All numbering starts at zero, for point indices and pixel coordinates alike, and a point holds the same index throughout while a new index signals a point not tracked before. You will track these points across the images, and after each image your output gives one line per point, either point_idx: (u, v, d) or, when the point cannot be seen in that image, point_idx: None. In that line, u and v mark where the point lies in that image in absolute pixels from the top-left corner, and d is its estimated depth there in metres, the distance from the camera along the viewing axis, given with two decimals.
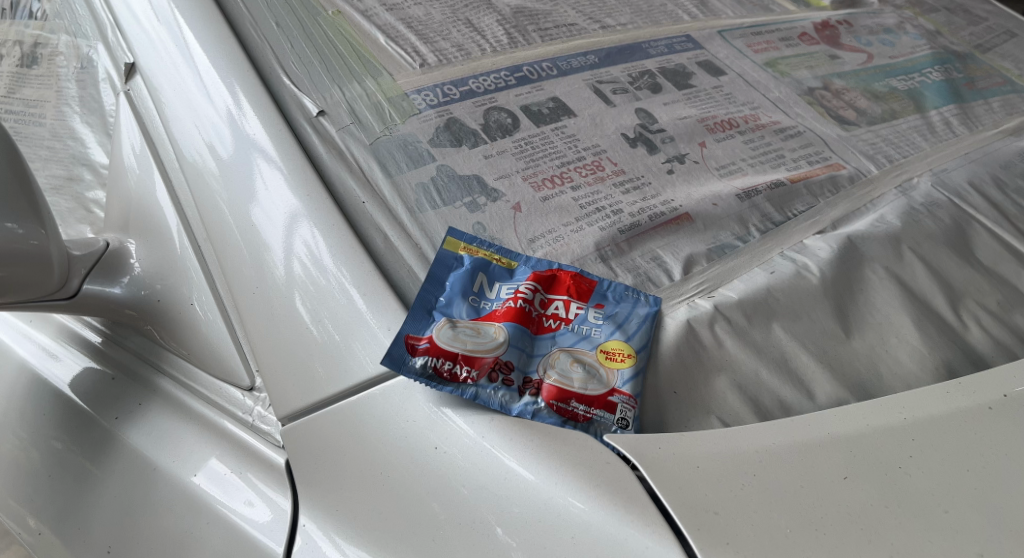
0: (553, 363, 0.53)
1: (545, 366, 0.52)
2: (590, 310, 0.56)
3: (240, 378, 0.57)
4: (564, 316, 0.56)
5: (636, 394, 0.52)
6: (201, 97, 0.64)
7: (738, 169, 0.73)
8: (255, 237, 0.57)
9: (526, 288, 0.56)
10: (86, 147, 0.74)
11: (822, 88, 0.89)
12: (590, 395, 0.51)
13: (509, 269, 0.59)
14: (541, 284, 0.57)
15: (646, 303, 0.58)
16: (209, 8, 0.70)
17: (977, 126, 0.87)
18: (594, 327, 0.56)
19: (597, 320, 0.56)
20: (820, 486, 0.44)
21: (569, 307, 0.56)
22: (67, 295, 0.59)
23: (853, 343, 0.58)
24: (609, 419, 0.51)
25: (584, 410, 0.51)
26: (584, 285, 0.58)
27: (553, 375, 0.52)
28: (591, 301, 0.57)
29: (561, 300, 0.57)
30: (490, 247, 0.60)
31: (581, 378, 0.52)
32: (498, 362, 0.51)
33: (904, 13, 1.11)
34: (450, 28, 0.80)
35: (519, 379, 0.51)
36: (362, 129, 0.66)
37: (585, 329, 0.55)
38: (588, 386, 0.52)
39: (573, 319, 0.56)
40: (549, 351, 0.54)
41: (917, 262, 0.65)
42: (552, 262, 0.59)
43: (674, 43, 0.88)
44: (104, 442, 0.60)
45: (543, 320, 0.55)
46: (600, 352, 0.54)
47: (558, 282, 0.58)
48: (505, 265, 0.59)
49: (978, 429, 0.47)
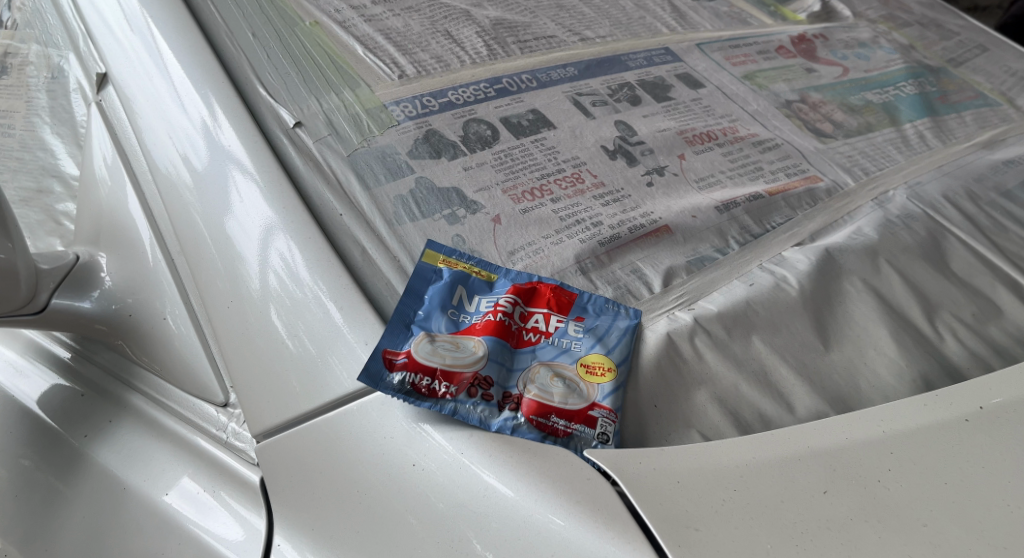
0: (534, 377, 0.52)
1: (526, 381, 0.52)
2: (570, 323, 0.56)
3: (214, 394, 0.56)
4: (544, 329, 0.55)
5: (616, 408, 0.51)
6: (175, 107, 0.63)
7: (717, 181, 0.73)
8: (229, 250, 0.56)
9: (505, 301, 0.56)
10: (56, 158, 0.72)
11: (799, 101, 0.90)
12: (571, 409, 0.51)
13: (488, 282, 0.58)
14: (521, 297, 0.57)
15: (627, 316, 0.57)
16: (184, 18, 0.69)
17: (950, 139, 0.88)
18: (574, 340, 0.55)
19: (578, 333, 0.55)
20: (800, 501, 0.44)
21: (549, 319, 0.56)
22: (35, 310, 0.58)
23: (831, 356, 0.58)
24: (589, 434, 0.50)
25: (564, 425, 0.50)
26: (564, 298, 0.57)
27: (534, 389, 0.51)
28: (571, 313, 0.57)
29: (541, 313, 0.56)
30: (469, 260, 0.59)
31: (562, 393, 0.51)
32: (478, 377, 0.51)
33: (878, 28, 1.13)
34: (429, 39, 0.79)
35: (498, 394, 0.51)
36: (339, 141, 0.65)
37: (565, 343, 0.55)
38: (569, 400, 0.51)
39: (554, 333, 0.55)
40: (529, 365, 0.53)
41: (894, 274, 0.66)
42: (532, 274, 0.59)
43: (653, 55, 0.88)
44: (74, 460, 0.58)
45: (522, 333, 0.55)
46: (580, 366, 0.54)
47: (538, 294, 0.57)
48: (484, 277, 0.58)
49: (956, 442, 0.47)
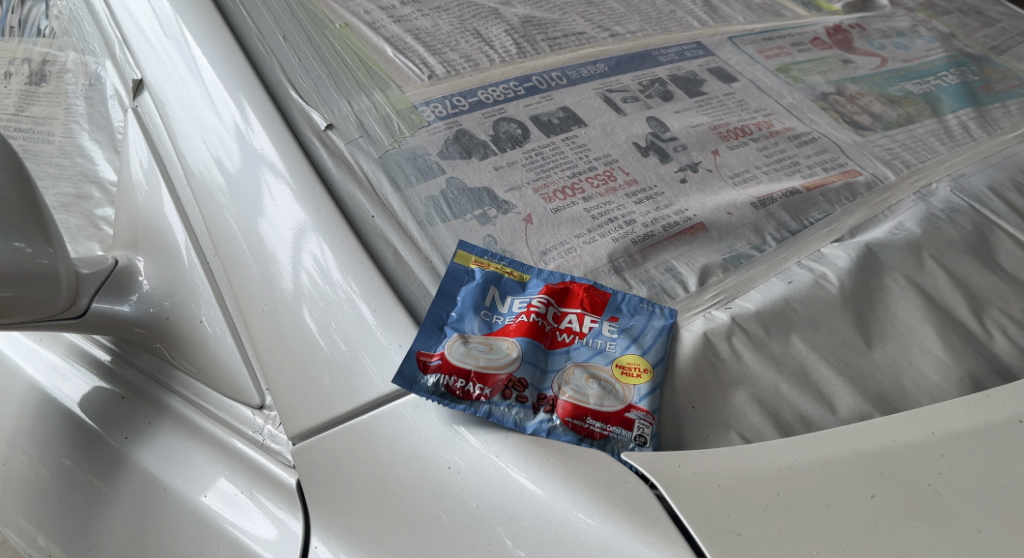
0: (568, 378, 0.51)
1: (560, 383, 0.51)
2: (604, 323, 0.55)
3: (250, 397, 0.56)
4: (578, 330, 0.55)
5: (653, 409, 0.51)
6: (209, 112, 0.64)
7: (752, 176, 0.71)
8: (263, 252, 0.57)
9: (539, 301, 0.55)
10: (95, 164, 0.73)
11: (836, 94, 0.88)
12: (607, 411, 0.50)
13: (521, 283, 0.58)
14: (554, 297, 0.56)
15: (663, 315, 0.56)
16: (216, 23, 0.70)
17: (994, 130, 0.86)
18: (609, 340, 0.54)
19: (613, 333, 0.55)
20: (847, 506, 0.43)
21: (583, 320, 0.55)
22: (76, 315, 0.59)
23: (874, 354, 0.57)
24: (626, 436, 0.49)
25: (600, 427, 0.49)
26: (598, 298, 0.57)
27: (568, 391, 0.51)
28: (605, 313, 0.56)
29: (575, 313, 0.56)
30: (501, 260, 0.59)
31: (598, 395, 0.51)
32: (512, 379, 0.50)
33: (917, 16, 1.10)
34: (458, 38, 0.79)
35: (533, 396, 0.50)
36: (369, 142, 0.65)
37: (599, 343, 0.54)
38: (604, 402, 0.50)
39: (588, 333, 0.55)
40: (563, 366, 0.52)
41: (938, 269, 0.64)
42: (564, 274, 0.58)
43: (684, 50, 0.87)
44: (114, 461, 0.59)
45: (556, 334, 0.54)
46: (616, 367, 0.53)
47: (571, 293, 0.57)
48: (518, 278, 0.58)
49: (1008, 444, 0.45)
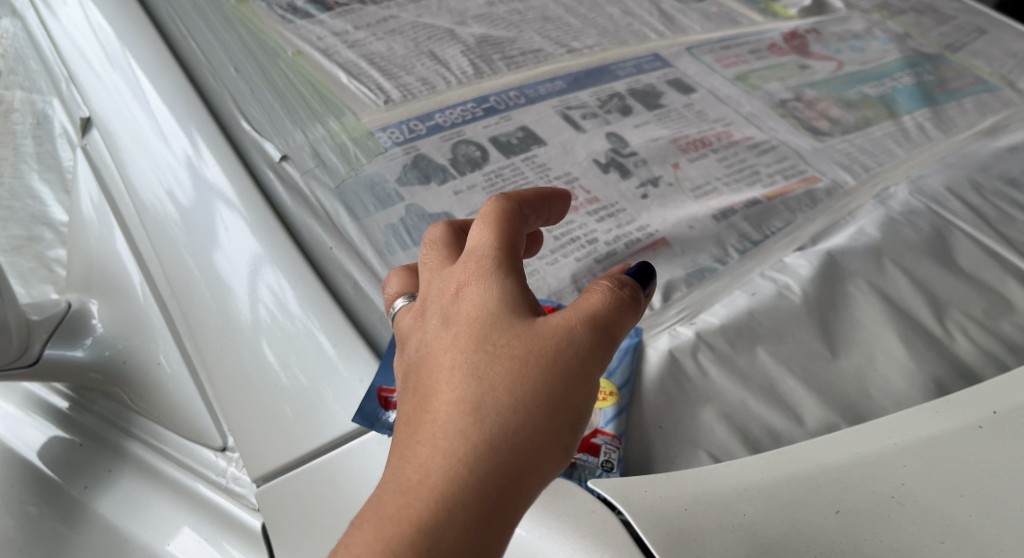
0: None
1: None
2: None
3: (211, 439, 0.57)
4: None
5: (619, 432, 0.50)
6: (158, 141, 0.62)
7: (713, 189, 0.71)
8: (219, 286, 0.55)
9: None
10: (45, 205, 0.72)
11: (794, 100, 0.88)
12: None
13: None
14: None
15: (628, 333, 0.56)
16: (165, 55, 0.68)
17: (951, 129, 0.87)
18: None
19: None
20: (811, 523, 0.43)
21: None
22: (28, 363, 0.58)
23: (839, 363, 0.57)
24: (593, 463, 0.49)
25: None
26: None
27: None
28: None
29: None
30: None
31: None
32: None
33: (872, 17, 1.11)
34: (414, 61, 0.78)
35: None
36: (326, 172, 0.65)
37: None
38: None
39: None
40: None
41: (899, 273, 0.64)
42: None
43: (642, 63, 0.87)
44: (74, 513, 0.56)
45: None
46: None
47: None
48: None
49: (970, 450, 0.45)
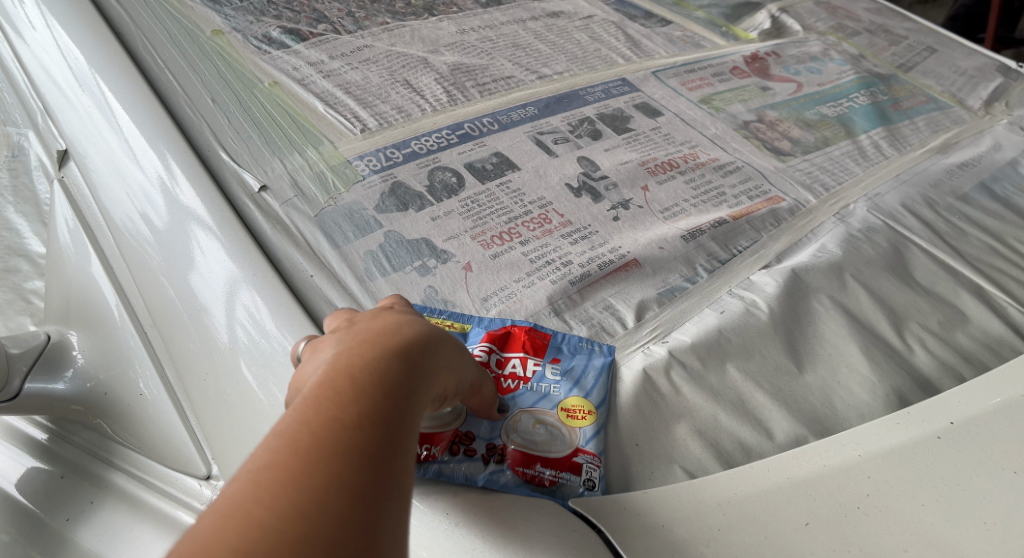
0: (515, 423, 0.52)
1: (507, 430, 0.52)
2: (547, 365, 0.56)
3: (196, 468, 0.56)
4: (522, 374, 0.55)
5: (598, 450, 0.52)
6: (131, 164, 0.64)
7: (682, 210, 0.74)
8: (196, 305, 0.57)
9: (482, 348, 0.56)
10: (22, 237, 0.72)
11: (757, 121, 0.92)
12: (555, 457, 0.51)
13: (464, 332, 0.58)
14: (497, 342, 0.57)
15: (603, 353, 0.58)
16: (141, 86, 0.69)
17: (905, 147, 0.91)
18: (552, 382, 0.55)
19: (555, 375, 0.56)
20: (782, 535, 0.44)
21: (526, 363, 0.56)
22: (9, 396, 0.59)
23: (806, 378, 0.59)
24: (576, 481, 0.50)
25: (550, 475, 0.50)
26: (540, 340, 0.58)
27: (517, 439, 0.51)
28: (547, 355, 0.57)
29: (517, 357, 0.56)
30: (442, 312, 0.59)
31: (546, 443, 0.52)
32: (458, 433, 0.51)
33: (828, 39, 1.16)
34: (389, 89, 0.80)
35: (482, 447, 0.51)
36: (305, 202, 0.66)
37: (543, 387, 0.55)
38: (552, 448, 0.51)
39: (532, 376, 0.55)
40: (511, 412, 0.53)
41: (860, 288, 0.67)
42: (502, 318, 0.59)
43: (610, 87, 0.90)
44: (54, 545, 0.56)
45: (501, 381, 0.55)
46: (561, 411, 0.54)
47: (513, 336, 0.58)
48: (460, 329, 0.58)
49: (928, 460, 0.48)
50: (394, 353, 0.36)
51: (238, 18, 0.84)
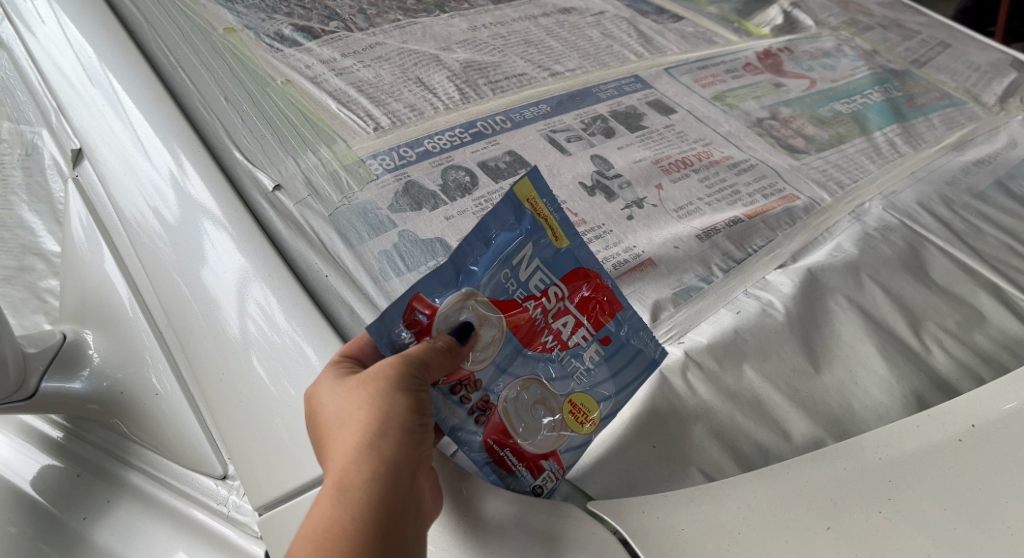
0: (521, 389, 0.51)
1: (509, 394, 0.50)
2: (594, 342, 0.53)
3: (211, 468, 0.56)
4: (564, 339, 0.52)
5: (567, 464, 0.51)
6: (139, 155, 0.63)
7: (696, 209, 0.73)
8: (207, 300, 0.57)
9: (555, 291, 0.52)
10: (36, 236, 0.73)
11: (770, 118, 0.91)
12: (528, 452, 0.50)
13: (558, 246, 0.52)
14: (573, 293, 0.53)
15: (653, 351, 0.54)
16: (155, 84, 0.69)
17: (921, 144, 0.90)
18: (585, 364, 0.52)
19: (592, 359, 0.53)
20: (803, 540, 0.44)
21: (577, 330, 0.53)
22: (26, 395, 0.59)
23: (822, 379, 0.59)
24: (529, 481, 0.50)
25: (512, 460, 0.50)
26: (608, 312, 0.53)
27: (511, 405, 0.50)
28: (600, 331, 0.53)
29: (575, 319, 0.53)
30: (556, 211, 0.52)
31: (531, 429, 0.50)
32: (469, 376, 0.49)
33: (840, 35, 1.15)
34: (401, 88, 0.79)
35: (478, 399, 0.50)
36: (319, 201, 0.66)
37: (570, 365, 0.52)
38: (533, 441, 0.50)
39: (572, 346, 0.52)
40: (524, 373, 0.51)
41: (877, 288, 0.67)
42: (597, 269, 0.53)
43: (623, 84, 0.89)
44: (72, 543, 0.57)
45: (542, 334, 0.52)
46: (569, 402, 0.52)
47: (592, 296, 0.53)
48: (558, 244, 0.52)
49: (950, 465, 0.47)
50: (336, 494, 0.41)
51: (250, 15, 0.84)
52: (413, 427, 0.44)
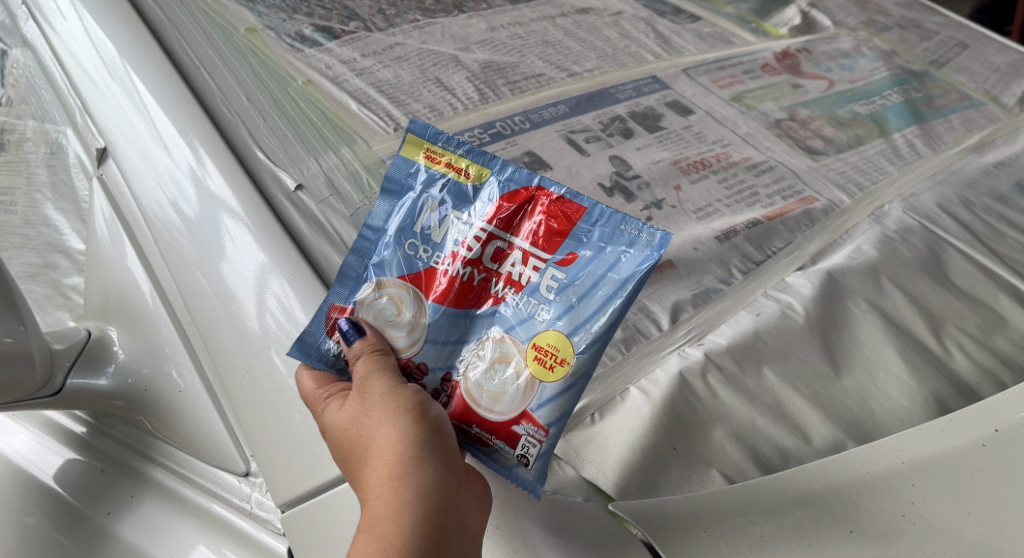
0: (477, 356, 0.52)
1: (466, 367, 0.52)
2: (550, 267, 0.52)
3: (234, 465, 0.57)
4: (514, 281, 0.52)
5: (546, 423, 0.50)
6: (160, 151, 0.64)
7: (715, 210, 0.73)
8: (228, 296, 0.58)
9: (476, 235, 0.53)
10: (62, 234, 0.74)
11: (789, 119, 0.91)
12: (496, 420, 0.51)
13: (477, 183, 0.54)
14: (502, 224, 0.53)
15: (650, 246, 0.51)
16: (178, 81, 0.70)
17: (940, 145, 0.89)
18: (549, 297, 0.52)
19: (551, 290, 0.52)
20: (826, 544, 0.45)
21: (528, 260, 0.52)
22: (52, 392, 0.59)
23: (842, 382, 0.59)
24: (510, 453, 0.51)
25: (486, 436, 0.51)
26: (560, 224, 0.52)
27: (470, 376, 0.51)
28: (557, 253, 0.52)
29: (521, 253, 0.53)
30: (457, 148, 0.54)
31: (494, 394, 0.51)
32: (410, 363, 0.52)
33: (859, 35, 1.14)
34: (421, 88, 0.79)
35: (433, 382, 0.52)
36: (340, 201, 0.66)
37: (530, 309, 0.52)
38: (498, 407, 0.51)
39: (526, 284, 0.52)
40: (480, 334, 0.52)
41: (897, 291, 0.66)
42: (523, 185, 0.53)
43: (641, 85, 0.89)
44: (98, 537, 0.57)
45: (486, 286, 0.53)
46: (532, 348, 0.51)
47: (527, 216, 0.53)
48: (470, 182, 0.54)
49: (974, 469, 0.47)
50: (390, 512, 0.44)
51: (271, 16, 0.84)
52: (427, 433, 0.48)
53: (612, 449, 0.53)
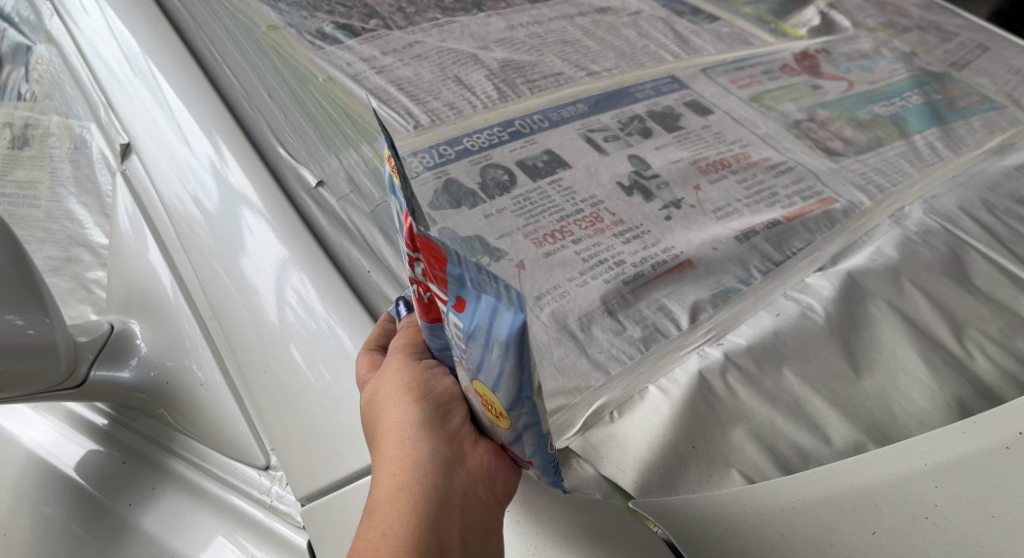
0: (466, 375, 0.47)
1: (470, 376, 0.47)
2: (449, 315, 0.39)
3: (255, 458, 0.57)
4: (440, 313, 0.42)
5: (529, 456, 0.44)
6: (182, 146, 0.65)
7: (734, 210, 0.73)
8: (248, 289, 0.59)
9: None
10: (84, 228, 0.75)
11: (808, 120, 0.90)
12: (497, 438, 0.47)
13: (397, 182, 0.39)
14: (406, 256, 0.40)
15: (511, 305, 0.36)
16: (199, 77, 0.70)
17: (961, 148, 0.89)
18: (462, 345, 0.40)
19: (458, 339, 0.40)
20: (847, 545, 0.45)
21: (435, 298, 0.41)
22: (75, 384, 0.60)
23: (863, 383, 0.59)
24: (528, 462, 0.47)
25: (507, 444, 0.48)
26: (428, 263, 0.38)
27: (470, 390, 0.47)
28: (449, 299, 0.39)
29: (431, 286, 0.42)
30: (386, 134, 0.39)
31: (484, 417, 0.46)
32: None
33: (879, 36, 1.13)
34: (440, 86, 0.80)
35: None
36: (361, 198, 0.66)
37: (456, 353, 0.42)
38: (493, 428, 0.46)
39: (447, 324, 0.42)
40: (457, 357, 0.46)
41: (918, 293, 0.66)
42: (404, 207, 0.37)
43: (659, 84, 0.89)
44: (119, 529, 0.58)
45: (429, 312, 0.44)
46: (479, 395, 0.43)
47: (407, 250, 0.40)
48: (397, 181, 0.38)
49: (997, 471, 0.46)
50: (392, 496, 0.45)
51: (293, 13, 0.85)
52: (432, 410, 0.47)
53: (632, 448, 0.53)
